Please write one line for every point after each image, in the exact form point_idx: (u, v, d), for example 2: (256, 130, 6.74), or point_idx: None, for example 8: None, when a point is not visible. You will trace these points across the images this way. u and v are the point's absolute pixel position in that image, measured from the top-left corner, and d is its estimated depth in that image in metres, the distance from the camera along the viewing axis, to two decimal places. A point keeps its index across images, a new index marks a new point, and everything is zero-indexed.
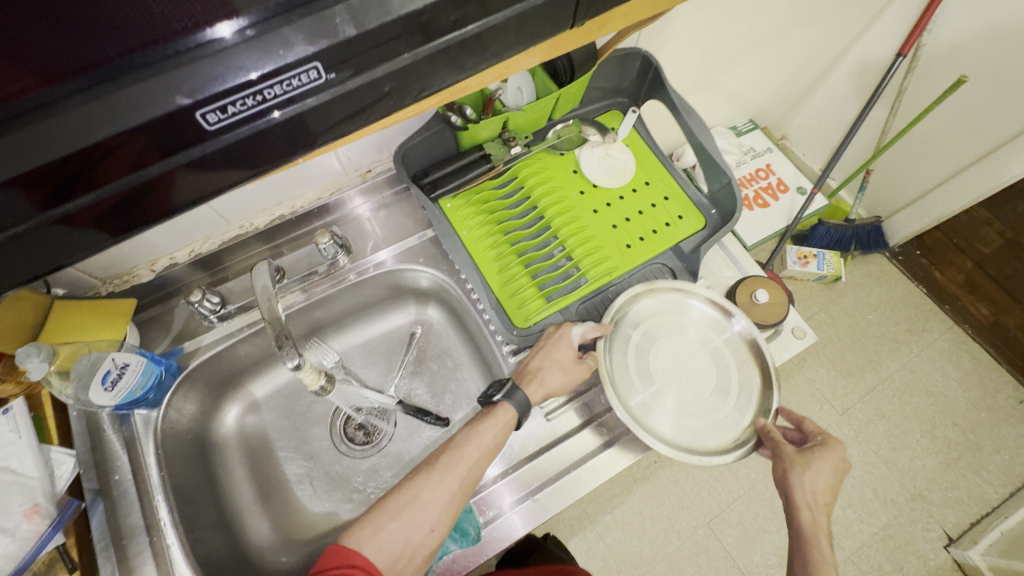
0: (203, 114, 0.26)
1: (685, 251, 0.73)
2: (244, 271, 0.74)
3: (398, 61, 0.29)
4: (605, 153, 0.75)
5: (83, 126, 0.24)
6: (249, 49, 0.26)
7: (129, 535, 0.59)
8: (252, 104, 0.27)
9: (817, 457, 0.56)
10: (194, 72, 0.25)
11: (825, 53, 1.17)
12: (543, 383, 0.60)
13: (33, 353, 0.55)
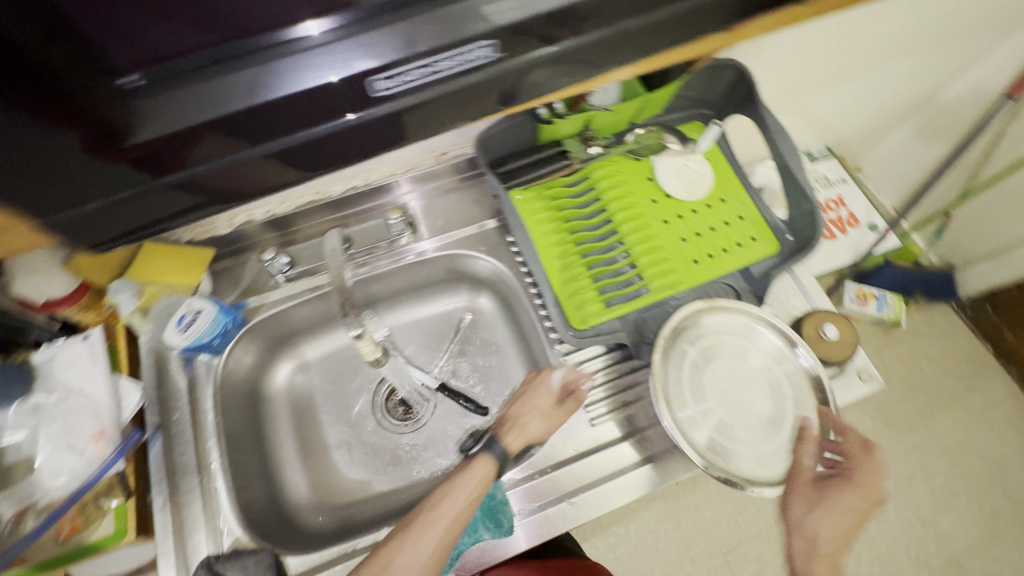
0: (386, 77, 0.37)
1: (754, 275, 0.70)
2: (312, 236, 0.76)
3: (551, 47, 0.40)
4: (683, 164, 0.73)
5: (299, 76, 0.36)
6: (433, 29, 0.37)
7: (180, 473, 0.61)
8: (423, 73, 0.38)
9: (841, 494, 0.53)
10: (386, 44, 0.37)
11: (912, 87, 1.08)
12: (522, 430, 0.62)
13: (123, 289, 0.63)
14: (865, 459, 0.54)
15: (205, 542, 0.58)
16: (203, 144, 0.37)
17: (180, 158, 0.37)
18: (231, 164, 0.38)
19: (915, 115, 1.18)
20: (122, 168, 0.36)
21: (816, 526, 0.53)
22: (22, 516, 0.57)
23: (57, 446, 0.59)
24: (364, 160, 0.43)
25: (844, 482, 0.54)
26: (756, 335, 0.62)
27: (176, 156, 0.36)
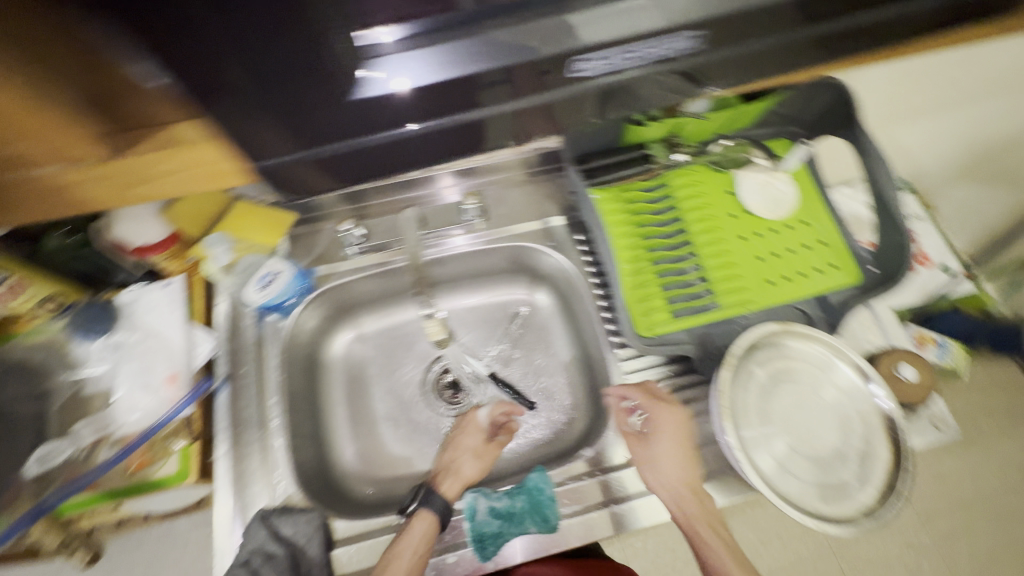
0: (586, 58, 0.36)
1: (830, 304, 0.68)
2: (383, 211, 0.77)
3: (755, 43, 0.39)
4: (768, 181, 0.71)
5: (510, 48, 0.35)
6: (647, 11, 0.36)
7: (242, 425, 0.63)
8: (628, 58, 0.37)
9: (654, 441, 0.58)
10: (601, 20, 0.36)
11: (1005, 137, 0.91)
12: (458, 474, 0.62)
13: (219, 243, 0.65)
14: (659, 403, 0.59)
15: (262, 494, 0.60)
16: (404, 114, 0.36)
17: (380, 123, 0.37)
18: (403, 139, 0.39)
19: (968, 178, 1.02)
20: (322, 128, 0.36)
21: (655, 477, 0.57)
22: (98, 444, 0.60)
23: (134, 385, 0.63)
24: (520, 138, 0.44)
25: (651, 432, 0.59)
26: (830, 366, 0.59)
27: (380, 119, 0.36)
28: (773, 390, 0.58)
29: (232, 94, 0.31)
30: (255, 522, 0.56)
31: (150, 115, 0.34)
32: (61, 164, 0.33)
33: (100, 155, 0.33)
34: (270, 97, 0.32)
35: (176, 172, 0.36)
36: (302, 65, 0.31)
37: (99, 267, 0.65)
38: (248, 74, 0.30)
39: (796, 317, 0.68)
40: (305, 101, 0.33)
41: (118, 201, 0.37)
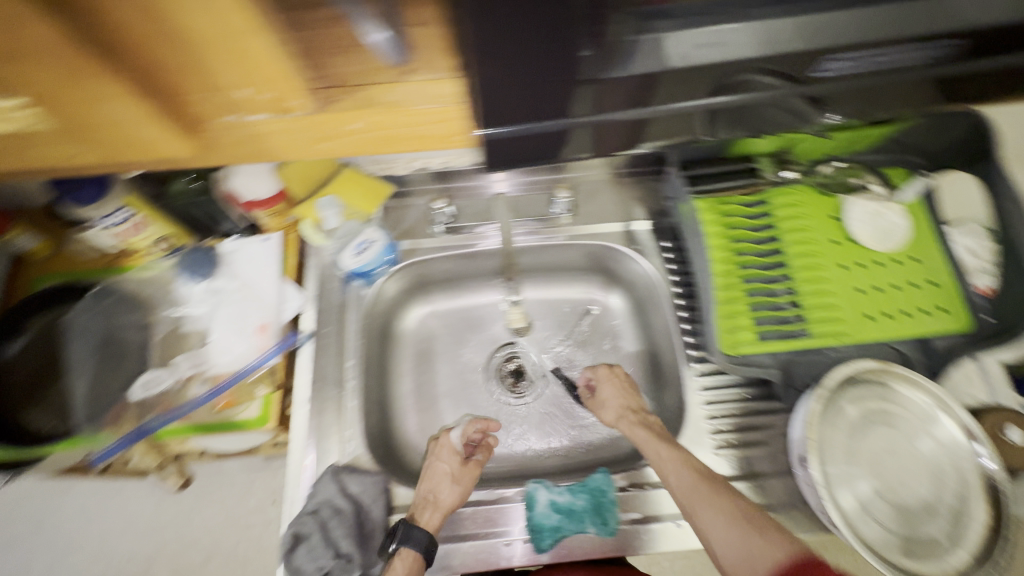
0: (862, 55, 0.33)
1: (934, 349, 0.62)
2: (471, 193, 0.77)
3: None
4: (880, 212, 0.66)
5: (783, 34, 0.33)
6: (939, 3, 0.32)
7: (322, 382, 0.66)
8: (903, 54, 0.33)
9: (599, 387, 0.71)
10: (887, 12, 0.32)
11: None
12: (438, 505, 0.59)
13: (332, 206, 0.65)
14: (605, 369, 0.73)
15: (333, 450, 0.62)
16: (643, 99, 0.34)
17: (615, 104, 0.35)
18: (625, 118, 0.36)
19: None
20: (557, 97, 0.33)
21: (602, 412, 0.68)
22: (189, 380, 0.65)
23: (228, 329, 0.67)
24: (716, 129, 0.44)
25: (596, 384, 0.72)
26: (930, 418, 0.56)
27: (623, 99, 0.34)
28: (863, 432, 0.55)
29: (515, 61, 0.29)
30: (327, 475, 0.59)
31: (358, 75, 0.31)
32: (263, 113, 0.32)
33: (303, 109, 0.32)
34: (536, 64, 0.30)
35: (377, 129, 0.34)
36: (585, 28, 0.29)
37: (207, 217, 0.68)
38: (536, 35, 0.28)
39: (892, 357, 0.63)
40: (573, 68, 0.31)
41: (303, 153, 0.35)
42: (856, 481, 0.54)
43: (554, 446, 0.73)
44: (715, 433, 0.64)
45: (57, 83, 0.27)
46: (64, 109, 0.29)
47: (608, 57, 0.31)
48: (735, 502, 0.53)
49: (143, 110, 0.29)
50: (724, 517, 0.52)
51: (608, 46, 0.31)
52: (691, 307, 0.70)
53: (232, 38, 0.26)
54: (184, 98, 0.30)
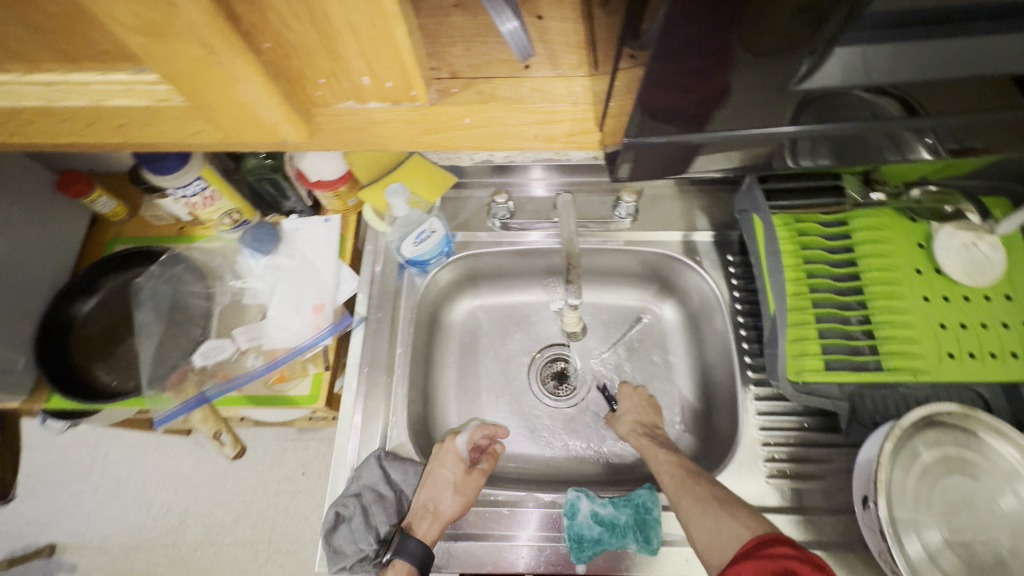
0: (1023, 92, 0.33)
1: (1021, 397, 0.57)
2: (530, 190, 0.76)
3: None
4: (972, 243, 0.60)
5: (959, 63, 0.31)
6: None
7: (372, 366, 0.66)
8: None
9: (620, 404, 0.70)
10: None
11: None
12: (438, 516, 0.57)
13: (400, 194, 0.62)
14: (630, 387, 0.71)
15: (377, 435, 0.63)
16: (755, 116, 0.35)
17: (711, 120, 0.36)
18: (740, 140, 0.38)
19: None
20: (695, 117, 0.35)
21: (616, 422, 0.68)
22: (245, 352, 0.66)
23: (285, 306, 0.68)
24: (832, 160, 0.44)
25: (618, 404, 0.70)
26: (1016, 474, 0.51)
27: (743, 114, 0.35)
28: (935, 478, 0.52)
29: (661, 70, 0.30)
30: (371, 460, 0.60)
31: (478, 67, 0.37)
32: (385, 101, 0.34)
33: (423, 100, 0.34)
34: (672, 78, 0.31)
35: (485, 124, 0.37)
36: (738, 52, 0.29)
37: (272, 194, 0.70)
38: (697, 52, 0.29)
39: (971, 401, 0.59)
40: (709, 82, 0.31)
41: (408, 143, 0.38)
42: (924, 528, 0.51)
43: (593, 453, 0.71)
44: (769, 461, 0.61)
45: (194, 69, 0.28)
46: (196, 93, 0.31)
47: (751, 78, 0.31)
48: (712, 490, 0.55)
49: (270, 96, 0.31)
50: (697, 502, 0.54)
51: (764, 68, 0.31)
52: (754, 328, 0.67)
53: (371, 30, 0.27)
54: (304, 81, 0.32)
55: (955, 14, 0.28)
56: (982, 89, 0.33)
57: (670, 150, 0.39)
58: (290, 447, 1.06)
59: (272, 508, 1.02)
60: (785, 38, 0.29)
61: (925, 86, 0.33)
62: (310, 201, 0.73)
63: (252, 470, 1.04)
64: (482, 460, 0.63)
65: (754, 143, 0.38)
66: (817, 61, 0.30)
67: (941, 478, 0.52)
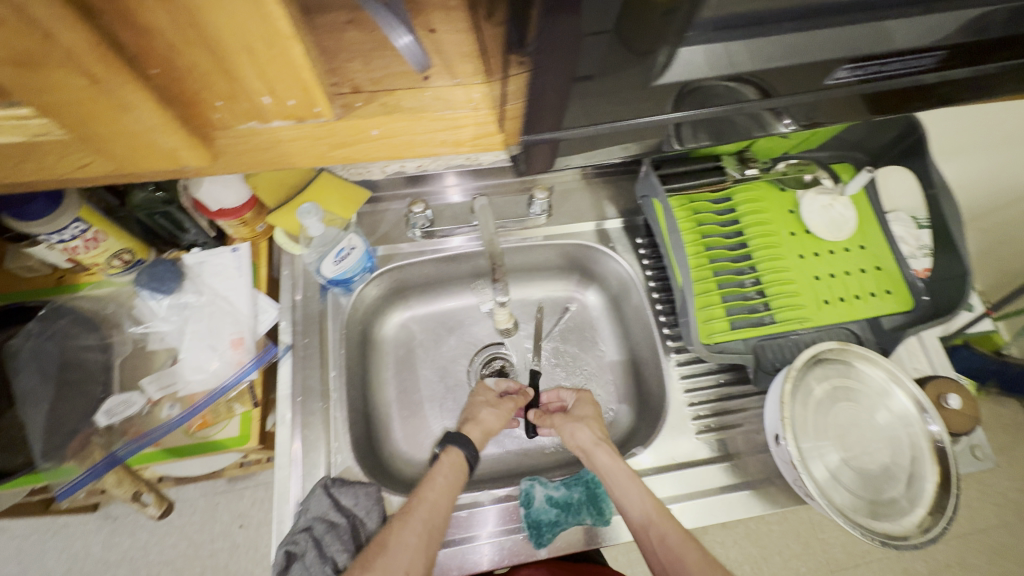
0: (843, 71, 0.39)
1: (883, 328, 0.68)
2: (446, 198, 0.77)
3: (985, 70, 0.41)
4: (830, 204, 0.70)
5: (777, 50, 0.36)
6: (902, 27, 0.36)
7: (307, 394, 0.64)
8: (863, 72, 0.40)
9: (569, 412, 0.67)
10: (852, 37, 0.37)
11: (1004, 187, 0.96)
12: (478, 424, 0.65)
13: (313, 213, 0.59)
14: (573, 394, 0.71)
15: (321, 464, 0.61)
16: (630, 106, 0.39)
17: (599, 116, 0.39)
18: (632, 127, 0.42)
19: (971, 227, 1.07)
20: (583, 110, 0.38)
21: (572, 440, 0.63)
22: (159, 402, 0.61)
23: (200, 345, 0.64)
24: (717, 138, 0.50)
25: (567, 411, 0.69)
26: (886, 392, 0.62)
27: (619, 108, 0.39)
28: (830, 408, 0.60)
29: (545, 70, 0.33)
30: (318, 490, 0.57)
31: (380, 80, 0.36)
32: (288, 118, 0.33)
33: (328, 114, 0.33)
34: (553, 79, 0.34)
35: (393, 134, 0.36)
36: (607, 51, 0.32)
37: (168, 228, 0.65)
38: (565, 53, 0.32)
39: (846, 337, 0.69)
40: (585, 81, 0.35)
41: (316, 159, 0.37)
42: (825, 452, 0.59)
43: (543, 443, 0.74)
44: (696, 419, 0.68)
45: (77, 98, 0.27)
46: (81, 123, 0.29)
47: (619, 74, 0.35)
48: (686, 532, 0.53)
49: (163, 122, 0.30)
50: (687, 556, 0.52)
51: (629, 64, 0.34)
52: (668, 302, 0.73)
53: (270, 50, 0.26)
54: (200, 104, 0.30)
55: (769, 16, 0.34)
56: (817, 71, 0.39)
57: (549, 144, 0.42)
58: (222, 500, 0.98)
59: (208, 571, 0.93)
60: (639, 41, 0.32)
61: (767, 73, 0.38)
62: (213, 231, 0.69)
63: (179, 534, 0.95)
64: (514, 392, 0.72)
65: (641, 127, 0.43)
66: (672, 51, 0.34)
67: (833, 407, 0.61)
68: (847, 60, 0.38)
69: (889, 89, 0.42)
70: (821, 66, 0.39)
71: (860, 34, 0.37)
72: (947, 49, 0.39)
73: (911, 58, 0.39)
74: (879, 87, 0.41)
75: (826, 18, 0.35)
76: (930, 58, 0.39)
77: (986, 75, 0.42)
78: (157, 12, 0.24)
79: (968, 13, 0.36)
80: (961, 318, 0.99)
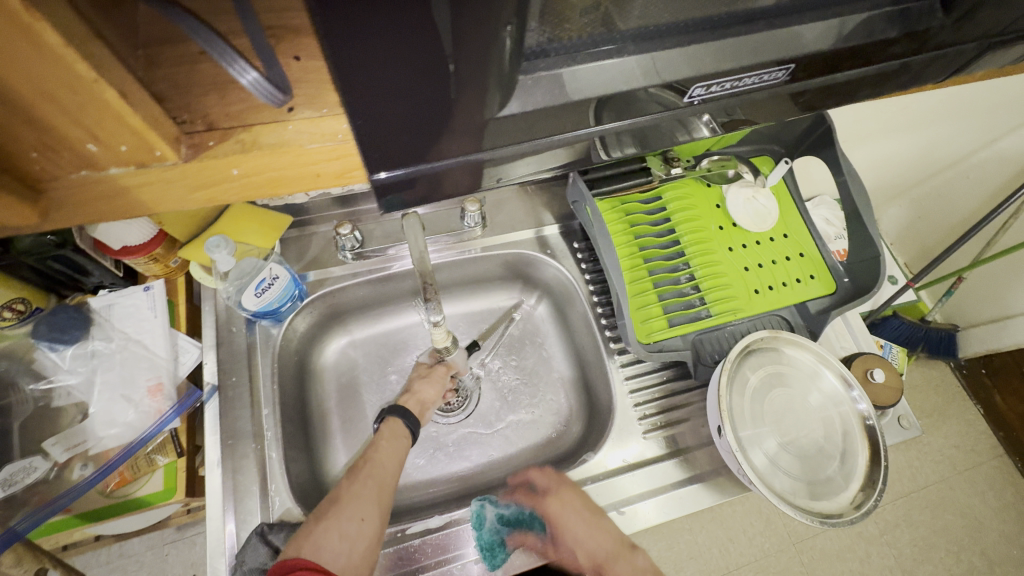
0: (695, 89, 0.34)
1: (810, 312, 0.70)
2: (377, 216, 0.75)
3: (867, 68, 0.37)
4: (752, 196, 0.73)
5: (609, 80, 0.32)
6: (740, 43, 0.33)
7: (237, 437, 0.60)
8: (727, 87, 0.35)
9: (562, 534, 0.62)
10: (689, 59, 0.33)
11: (910, 166, 1.04)
12: (414, 395, 0.67)
13: (222, 246, 0.57)
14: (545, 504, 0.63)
15: (256, 510, 0.57)
16: (529, 122, 0.32)
17: (455, 145, 0.32)
18: (528, 151, 0.35)
19: (900, 198, 1.13)
20: (436, 150, 0.32)
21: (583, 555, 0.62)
22: (68, 464, 0.56)
23: (112, 396, 0.59)
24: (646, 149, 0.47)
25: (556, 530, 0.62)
26: (816, 374, 0.64)
27: (512, 137, 0.33)
28: (765, 396, 0.62)
29: (365, 81, 0.26)
30: (253, 538, 0.54)
31: (239, 114, 0.31)
32: (127, 165, 0.29)
33: (173, 157, 0.29)
34: (372, 125, 0.28)
35: (259, 172, 0.32)
36: (432, 43, 0.24)
37: (67, 273, 0.59)
38: (376, 50, 0.24)
39: (778, 324, 0.71)
40: (423, 91, 0.27)
41: (179, 203, 0.32)
42: (763, 438, 0.61)
43: (497, 455, 0.73)
44: (642, 418, 0.68)
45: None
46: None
47: (465, 74, 0.27)
48: None
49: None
50: None
51: (471, 58, 0.26)
52: (608, 304, 0.74)
53: (73, 96, 0.23)
54: (16, 154, 0.27)
55: (586, 43, 0.31)
56: (668, 95, 0.34)
57: (478, 169, 0.34)
58: (171, 550, 0.96)
59: None
60: (465, 72, 0.27)
61: (623, 100, 0.34)
62: (120, 270, 0.64)
63: None
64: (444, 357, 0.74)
65: (571, 144, 0.37)
66: (519, 29, 0.27)
67: (767, 393, 0.63)
68: (741, 51, 0.33)
69: (773, 95, 0.38)
70: (712, 58, 0.33)
71: (696, 54, 0.33)
72: (826, 48, 0.35)
73: (757, 73, 0.34)
74: (749, 98, 0.37)
75: (642, 41, 0.32)
76: (830, 52, 0.35)
77: (896, 69, 0.37)
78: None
79: (809, 22, 0.34)
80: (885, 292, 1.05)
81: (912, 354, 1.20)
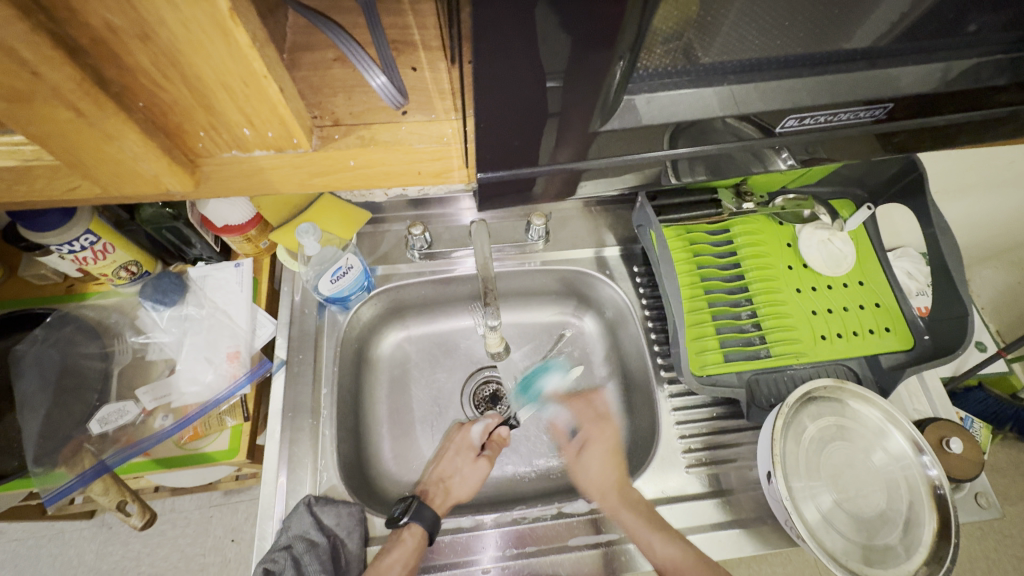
0: (788, 119, 0.35)
1: (882, 366, 0.66)
2: (446, 220, 0.78)
3: (970, 114, 0.36)
4: (828, 239, 0.71)
5: (704, 109, 0.33)
6: (839, 81, 0.33)
7: (298, 410, 0.65)
8: (822, 119, 0.35)
9: (587, 452, 0.68)
10: (784, 89, 0.33)
11: (1008, 227, 0.96)
12: (448, 493, 0.65)
13: (310, 233, 0.62)
14: (593, 418, 0.71)
15: (306, 481, 0.61)
16: (615, 141, 0.34)
17: (542, 157, 0.34)
18: (611, 165, 0.36)
19: (997, 260, 1.04)
20: (531, 155, 0.34)
21: (585, 481, 0.65)
22: (153, 412, 0.63)
23: (196, 358, 0.66)
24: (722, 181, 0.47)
25: (586, 442, 0.69)
26: (883, 433, 0.60)
27: (594, 152, 0.35)
28: (822, 448, 0.59)
29: (483, 93, 0.28)
30: (301, 508, 0.57)
31: (360, 114, 0.35)
32: (269, 149, 0.33)
33: (306, 145, 0.33)
34: (480, 133, 0.31)
35: (370, 165, 0.36)
36: (541, 65, 0.27)
37: (175, 243, 0.67)
38: (494, 66, 0.27)
39: (844, 374, 0.67)
40: (527, 103, 0.29)
41: (299, 185, 0.37)
42: (816, 493, 0.58)
43: (535, 470, 0.72)
44: (686, 452, 0.66)
45: (65, 129, 0.28)
46: (68, 151, 0.30)
47: (568, 91, 0.29)
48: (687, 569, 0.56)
49: (148, 150, 0.30)
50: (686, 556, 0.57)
51: (584, 77, 0.28)
52: (662, 330, 0.73)
53: (245, 88, 0.28)
54: (184, 133, 0.32)
55: (682, 72, 0.32)
56: (756, 124, 0.35)
57: (556, 180, 0.37)
58: (216, 513, 1.03)
59: None
60: (570, 89, 0.29)
61: (712, 124, 0.34)
62: (218, 246, 0.71)
63: (171, 545, 1.00)
64: (492, 444, 0.70)
65: (645, 167, 0.38)
66: (630, 66, 0.29)
67: (826, 446, 0.59)
68: (838, 86, 0.33)
69: (865, 133, 0.37)
70: (808, 91, 0.33)
71: (793, 87, 0.33)
72: (924, 93, 0.34)
73: (853, 109, 0.34)
74: (842, 134, 0.37)
75: (730, 71, 0.32)
76: (932, 94, 0.34)
77: (1002, 116, 0.36)
78: (140, 56, 0.25)
79: (915, 65, 0.33)
80: (972, 358, 0.97)
81: (1000, 431, 1.08)
